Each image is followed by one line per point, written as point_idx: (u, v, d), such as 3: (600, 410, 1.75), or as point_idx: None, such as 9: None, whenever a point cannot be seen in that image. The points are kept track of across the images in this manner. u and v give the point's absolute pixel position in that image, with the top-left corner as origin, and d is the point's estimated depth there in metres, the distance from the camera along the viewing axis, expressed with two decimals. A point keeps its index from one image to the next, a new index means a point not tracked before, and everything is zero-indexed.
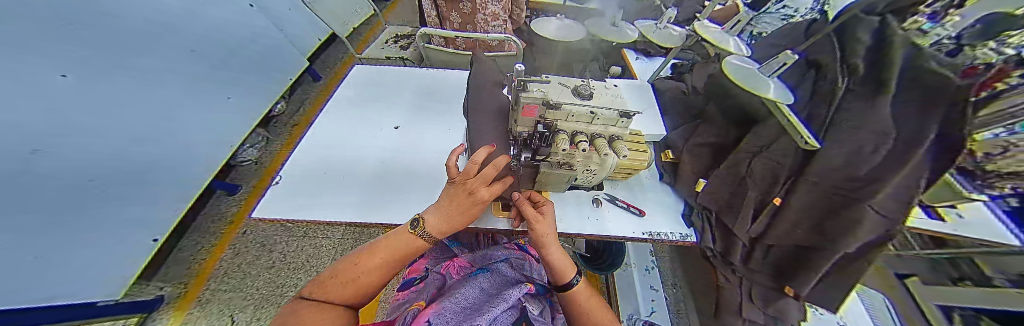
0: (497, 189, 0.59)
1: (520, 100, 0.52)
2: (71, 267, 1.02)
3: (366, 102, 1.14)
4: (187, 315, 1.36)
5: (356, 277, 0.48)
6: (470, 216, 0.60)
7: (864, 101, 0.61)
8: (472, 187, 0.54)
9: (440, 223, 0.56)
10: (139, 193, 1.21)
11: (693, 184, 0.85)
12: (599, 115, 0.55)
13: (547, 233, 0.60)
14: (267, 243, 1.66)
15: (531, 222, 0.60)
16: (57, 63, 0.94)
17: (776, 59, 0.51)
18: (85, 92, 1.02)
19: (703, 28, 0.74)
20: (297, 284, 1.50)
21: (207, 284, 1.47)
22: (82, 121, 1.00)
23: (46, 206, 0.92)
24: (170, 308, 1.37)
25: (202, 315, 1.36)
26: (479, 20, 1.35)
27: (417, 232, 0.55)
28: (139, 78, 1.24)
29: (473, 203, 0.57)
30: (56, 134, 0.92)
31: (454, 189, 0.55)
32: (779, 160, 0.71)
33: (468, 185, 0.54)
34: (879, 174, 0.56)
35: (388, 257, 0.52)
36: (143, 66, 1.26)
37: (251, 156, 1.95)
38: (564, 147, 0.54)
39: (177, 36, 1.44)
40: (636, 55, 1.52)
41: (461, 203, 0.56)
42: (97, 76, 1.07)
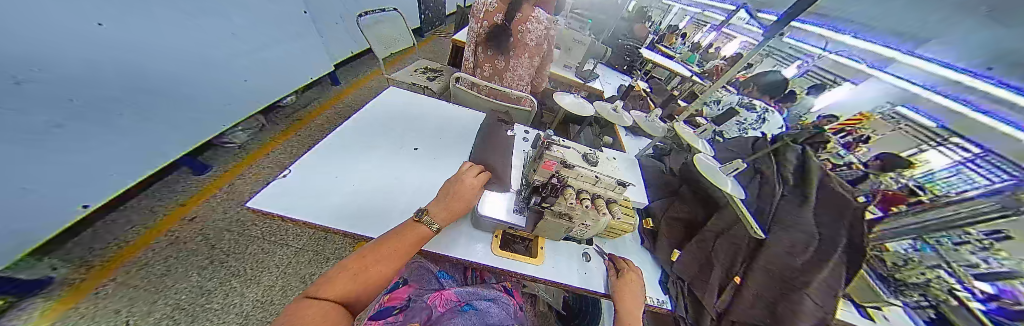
0: (482, 179, 0.78)
1: (543, 155, 0.65)
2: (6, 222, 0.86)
3: (392, 118, 1.20)
4: (63, 314, 0.97)
5: (367, 267, 0.51)
6: (467, 203, 0.72)
7: (794, 207, 0.84)
8: (467, 181, 0.74)
9: (442, 209, 0.67)
10: (102, 152, 1.08)
11: (669, 253, 0.95)
12: (602, 180, 0.68)
13: (634, 289, 0.76)
14: (214, 236, 1.34)
15: (625, 277, 0.80)
16: (99, 13, 0.96)
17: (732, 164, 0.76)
18: (111, 43, 1.02)
19: (680, 128, 0.99)
20: (230, 297, 1.16)
21: (113, 276, 1.11)
22: (92, 67, 0.97)
23: (22, 143, 0.83)
24: (48, 301, 0.99)
25: (79, 320, 0.97)
26: (507, 75, 1.62)
27: (422, 219, 0.62)
28: (178, 47, 1.27)
29: (470, 192, 0.73)
30: (62, 73, 0.88)
31: (450, 183, 0.73)
32: (736, 243, 0.86)
33: (466, 178, 0.74)
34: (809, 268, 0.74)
35: (394, 248, 0.56)
36: (184, 35, 1.29)
37: (237, 140, 1.81)
38: (571, 200, 0.65)
39: (233, 20, 1.52)
40: (627, 131, 1.81)
41: (457, 189, 0.72)
42: (132, 31, 1.08)
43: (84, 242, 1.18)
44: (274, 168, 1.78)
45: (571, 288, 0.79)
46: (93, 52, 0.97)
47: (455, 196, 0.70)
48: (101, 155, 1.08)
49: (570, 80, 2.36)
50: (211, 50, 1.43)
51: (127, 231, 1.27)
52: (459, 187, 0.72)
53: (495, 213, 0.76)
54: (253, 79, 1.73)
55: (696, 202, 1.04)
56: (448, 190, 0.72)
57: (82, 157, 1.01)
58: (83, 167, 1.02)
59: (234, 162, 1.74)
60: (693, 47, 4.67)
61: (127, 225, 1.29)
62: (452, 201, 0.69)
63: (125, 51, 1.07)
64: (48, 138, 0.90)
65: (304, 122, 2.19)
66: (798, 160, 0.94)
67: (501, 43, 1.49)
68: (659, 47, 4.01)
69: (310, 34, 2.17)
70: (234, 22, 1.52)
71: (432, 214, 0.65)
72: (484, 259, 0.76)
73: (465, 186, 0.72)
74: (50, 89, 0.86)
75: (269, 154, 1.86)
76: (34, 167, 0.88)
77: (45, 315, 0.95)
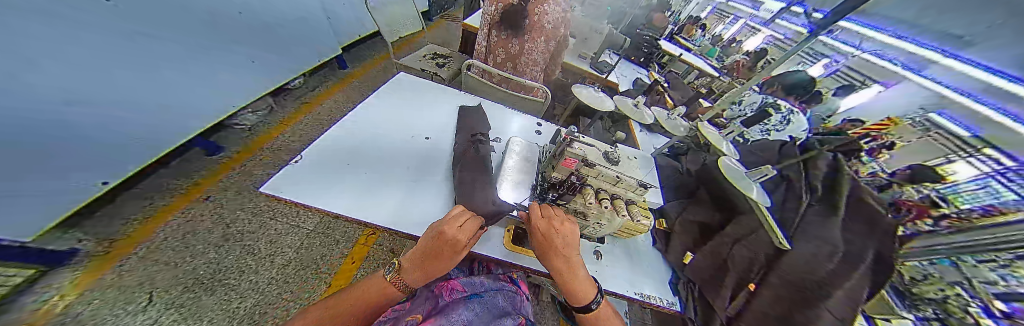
0: (472, 229, 0.57)
1: (564, 153, 0.63)
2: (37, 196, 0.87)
3: (402, 105, 1.17)
4: (92, 282, 1.03)
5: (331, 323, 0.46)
6: (447, 263, 0.55)
7: (820, 217, 0.81)
8: (452, 239, 0.53)
9: (415, 271, 0.54)
10: (127, 133, 1.07)
11: (681, 255, 0.92)
12: (623, 181, 0.66)
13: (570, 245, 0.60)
14: (228, 215, 1.38)
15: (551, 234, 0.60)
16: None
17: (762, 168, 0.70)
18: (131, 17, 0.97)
19: (704, 127, 0.95)
20: (245, 275, 1.20)
21: (136, 249, 1.16)
22: (116, 46, 0.94)
23: (68, 122, 0.86)
24: (77, 270, 1.04)
25: (107, 288, 1.03)
26: (521, 61, 1.56)
27: (393, 279, 0.54)
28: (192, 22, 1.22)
29: (451, 251, 0.54)
30: (99, 54, 0.90)
31: (429, 234, 0.55)
32: (754, 249, 0.84)
33: (447, 234, 0.52)
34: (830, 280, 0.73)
35: (359, 304, 0.51)
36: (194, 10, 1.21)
37: (247, 123, 1.86)
38: (591, 200, 0.63)
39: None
40: (641, 127, 1.75)
41: (433, 248, 0.53)
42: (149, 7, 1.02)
43: (115, 216, 1.24)
44: (285, 151, 1.80)
45: None
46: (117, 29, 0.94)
47: (432, 259, 0.53)
48: (127, 136, 1.07)
49: (583, 71, 2.27)
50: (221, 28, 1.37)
51: (148, 208, 1.31)
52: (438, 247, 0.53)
53: (508, 207, 0.74)
54: (261, 59, 1.68)
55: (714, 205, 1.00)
56: (422, 248, 0.53)
57: (112, 135, 1.02)
58: (111, 146, 1.03)
59: (247, 144, 1.76)
60: (712, 39, 4.42)
61: (147, 202, 1.33)
62: (427, 262, 0.54)
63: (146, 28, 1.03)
64: (85, 118, 0.93)
65: (311, 106, 2.17)
66: (829, 168, 0.90)
67: (516, 26, 1.44)
68: (677, 38, 3.79)
69: (319, 13, 2.11)
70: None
71: (403, 271, 0.55)
72: (495, 253, 0.76)
73: (445, 248, 0.52)
74: (88, 69, 0.87)
75: (279, 137, 1.87)
76: (70, 146, 0.91)
77: (75, 282, 1.01)
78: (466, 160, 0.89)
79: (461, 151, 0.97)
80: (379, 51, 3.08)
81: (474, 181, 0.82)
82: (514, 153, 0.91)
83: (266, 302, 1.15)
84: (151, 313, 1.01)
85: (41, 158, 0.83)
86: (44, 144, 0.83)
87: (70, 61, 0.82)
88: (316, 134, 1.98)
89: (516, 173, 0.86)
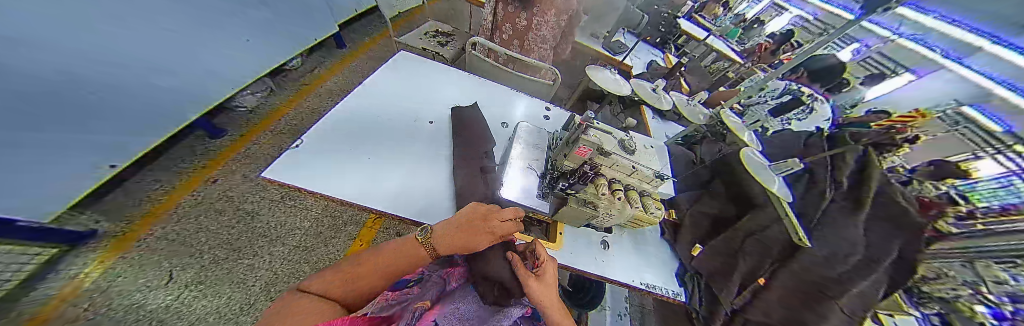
0: (513, 225, 0.54)
1: (578, 141, 0.58)
2: (48, 173, 0.89)
3: (404, 88, 1.12)
4: (116, 260, 1.07)
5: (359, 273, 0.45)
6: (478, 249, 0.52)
7: (844, 214, 0.77)
8: (490, 222, 0.51)
9: (449, 244, 0.50)
10: (121, 111, 1.05)
11: (691, 247, 0.91)
12: (639, 171, 0.62)
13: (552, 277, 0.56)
14: (237, 198, 1.39)
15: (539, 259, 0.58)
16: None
17: (791, 162, 0.65)
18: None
19: (728, 116, 0.89)
20: (258, 254, 1.24)
21: (152, 229, 1.19)
22: (102, 18, 0.90)
23: (55, 96, 0.82)
24: (100, 248, 1.08)
25: (131, 266, 1.07)
26: (528, 38, 1.45)
27: (423, 241, 0.51)
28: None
29: (487, 237, 0.51)
30: (86, 26, 0.85)
31: (471, 212, 0.53)
32: (768, 245, 0.81)
33: (489, 217, 0.51)
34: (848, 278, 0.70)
35: (382, 266, 0.47)
36: None
37: (248, 105, 1.81)
38: (603, 190, 0.60)
39: None
40: (653, 114, 1.67)
41: (473, 226, 0.51)
42: None
43: (128, 196, 1.26)
44: (287, 134, 1.77)
45: (586, 274, 0.77)
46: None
47: (463, 238, 0.50)
48: (123, 113, 1.06)
49: (594, 52, 2.13)
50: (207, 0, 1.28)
51: (158, 189, 1.33)
52: (473, 225, 0.51)
53: (515, 195, 0.71)
54: (255, 36, 1.60)
55: (730, 197, 0.96)
56: (462, 222, 0.51)
57: (104, 113, 0.99)
58: (106, 126, 1.01)
59: (250, 125, 1.74)
60: (734, 19, 4.09)
61: (156, 183, 1.34)
62: (460, 237, 0.50)
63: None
64: (81, 97, 0.90)
65: (312, 87, 2.12)
66: (858, 162, 0.85)
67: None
68: (697, 17, 3.51)
69: None
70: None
71: (434, 237, 0.51)
72: None
73: (483, 226, 0.50)
74: (74, 40, 0.82)
75: (282, 119, 1.84)
76: (67, 125, 0.89)
77: (100, 260, 1.05)
78: (472, 151, 0.90)
79: (465, 138, 0.95)
80: (378, 28, 2.93)
81: (481, 171, 0.84)
82: (521, 139, 0.87)
83: (280, 281, 1.19)
84: (172, 289, 1.06)
85: (37, 137, 0.82)
86: (40, 123, 0.81)
87: (60, 34, 0.78)
88: (317, 116, 1.94)
89: (524, 159, 0.82)
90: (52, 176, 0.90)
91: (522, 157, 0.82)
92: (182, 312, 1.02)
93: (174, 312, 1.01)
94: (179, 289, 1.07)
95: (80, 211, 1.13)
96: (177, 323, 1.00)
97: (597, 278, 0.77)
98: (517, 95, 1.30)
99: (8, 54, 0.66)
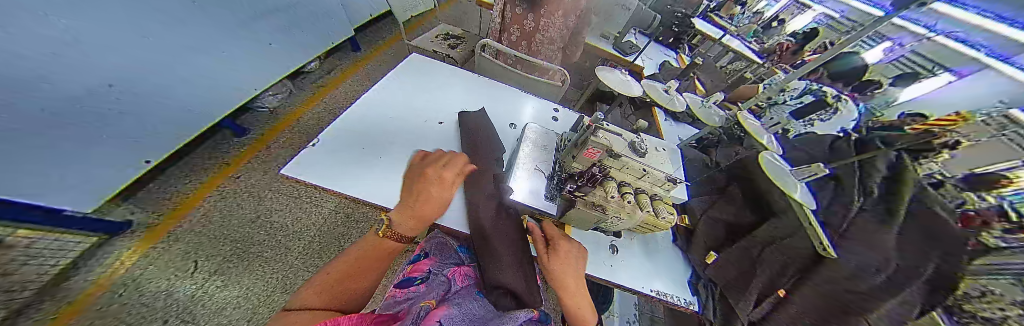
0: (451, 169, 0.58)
1: (587, 143, 0.58)
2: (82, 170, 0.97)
3: (415, 89, 1.15)
4: (150, 249, 1.15)
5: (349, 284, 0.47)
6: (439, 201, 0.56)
7: (874, 223, 0.72)
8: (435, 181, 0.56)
9: (408, 217, 0.52)
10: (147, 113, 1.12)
11: (704, 255, 0.87)
12: (650, 174, 0.61)
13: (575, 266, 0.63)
14: (258, 193, 1.46)
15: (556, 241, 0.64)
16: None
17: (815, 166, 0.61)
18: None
19: (745, 117, 0.86)
20: (274, 248, 1.29)
21: (181, 221, 1.27)
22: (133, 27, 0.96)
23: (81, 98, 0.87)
24: (135, 238, 1.16)
25: (162, 255, 1.15)
26: (538, 39, 1.46)
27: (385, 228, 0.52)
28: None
29: (436, 188, 0.55)
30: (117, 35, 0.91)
31: (416, 180, 0.56)
32: (789, 254, 0.76)
33: (428, 173, 0.55)
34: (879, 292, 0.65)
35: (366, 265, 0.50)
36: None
37: (269, 104, 1.86)
38: (613, 193, 0.59)
39: None
40: (665, 116, 1.63)
41: (422, 189, 0.54)
42: None
43: (161, 190, 1.36)
44: (304, 134, 1.84)
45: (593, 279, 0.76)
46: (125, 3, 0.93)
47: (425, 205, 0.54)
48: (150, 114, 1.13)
49: (604, 54, 2.11)
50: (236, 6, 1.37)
51: (187, 184, 1.41)
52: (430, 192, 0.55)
53: (524, 197, 0.71)
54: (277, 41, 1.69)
55: (747, 203, 0.92)
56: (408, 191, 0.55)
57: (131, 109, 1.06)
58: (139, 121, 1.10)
59: (271, 125, 1.83)
60: (753, 17, 3.93)
61: (185, 178, 1.43)
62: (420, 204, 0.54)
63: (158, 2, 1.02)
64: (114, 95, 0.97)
65: (328, 89, 2.20)
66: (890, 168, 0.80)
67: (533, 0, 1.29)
68: (712, 17, 3.41)
69: None
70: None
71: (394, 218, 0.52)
72: None
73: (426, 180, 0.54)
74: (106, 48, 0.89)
75: (300, 119, 1.92)
76: (97, 120, 0.95)
77: (135, 249, 1.14)
78: (482, 152, 0.91)
79: (474, 138, 0.96)
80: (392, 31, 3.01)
81: (489, 172, 0.85)
82: (530, 140, 0.86)
83: (295, 275, 1.24)
84: (197, 279, 1.12)
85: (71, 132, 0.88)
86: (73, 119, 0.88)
87: (94, 37, 0.84)
88: (332, 118, 2.01)
89: (533, 160, 0.82)
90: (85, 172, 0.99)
91: (531, 158, 0.81)
92: (205, 301, 1.08)
93: (199, 301, 1.07)
94: (203, 278, 1.13)
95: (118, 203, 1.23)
96: (200, 312, 1.05)
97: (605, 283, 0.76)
98: (527, 96, 1.30)
99: (35, 54, 0.70)
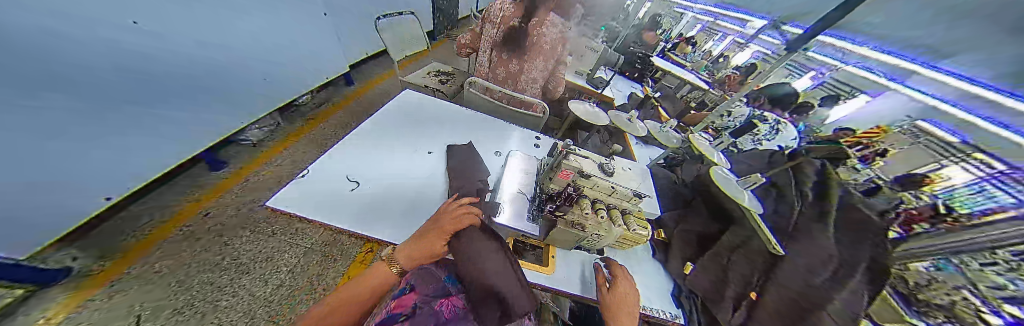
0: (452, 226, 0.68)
1: (561, 164, 0.66)
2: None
3: (408, 121, 1.23)
4: (85, 302, 1.02)
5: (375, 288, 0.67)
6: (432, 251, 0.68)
7: (814, 223, 0.82)
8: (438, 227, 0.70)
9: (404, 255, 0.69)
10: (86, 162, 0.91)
11: (682, 266, 0.93)
12: (619, 191, 0.69)
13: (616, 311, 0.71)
14: (227, 233, 1.37)
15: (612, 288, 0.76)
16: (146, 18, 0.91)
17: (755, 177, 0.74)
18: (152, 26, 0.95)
19: (697, 140, 1.01)
20: (237, 294, 1.18)
21: (131, 268, 1.15)
22: (107, 74, 0.86)
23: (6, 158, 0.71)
24: (70, 289, 1.03)
25: (100, 309, 1.01)
26: (520, 78, 1.64)
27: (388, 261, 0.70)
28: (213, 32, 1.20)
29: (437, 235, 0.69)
30: (86, 84, 0.81)
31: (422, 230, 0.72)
32: (753, 258, 0.85)
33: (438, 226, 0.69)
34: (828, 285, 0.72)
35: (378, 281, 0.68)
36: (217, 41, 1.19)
37: (254, 137, 1.87)
38: (587, 209, 0.67)
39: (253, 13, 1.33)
40: (637, 139, 1.83)
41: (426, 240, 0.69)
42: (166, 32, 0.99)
43: (115, 232, 1.24)
44: (286, 168, 1.81)
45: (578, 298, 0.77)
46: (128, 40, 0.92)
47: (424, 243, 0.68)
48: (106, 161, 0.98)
49: (580, 86, 2.36)
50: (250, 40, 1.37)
51: (144, 224, 1.30)
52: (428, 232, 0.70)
53: (508, 218, 0.76)
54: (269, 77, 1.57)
55: (711, 215, 1.03)
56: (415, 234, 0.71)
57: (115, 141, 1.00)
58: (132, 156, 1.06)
59: (251, 159, 1.78)
60: (703, 55, 4.63)
61: (145, 218, 1.33)
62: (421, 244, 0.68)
63: (147, 40, 0.94)
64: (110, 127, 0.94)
65: (316, 123, 2.22)
66: (818, 174, 0.93)
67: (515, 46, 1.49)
68: (668, 54, 3.98)
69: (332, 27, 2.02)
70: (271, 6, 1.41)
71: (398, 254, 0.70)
72: None
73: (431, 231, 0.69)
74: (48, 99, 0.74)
75: (283, 153, 1.90)
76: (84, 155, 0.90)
77: (65, 303, 0.99)
78: (469, 178, 0.97)
79: (461, 167, 1.03)
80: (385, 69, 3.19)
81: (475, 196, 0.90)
82: (514, 166, 0.94)
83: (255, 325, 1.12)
84: None
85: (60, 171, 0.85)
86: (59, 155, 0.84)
87: (69, 82, 0.76)
88: (318, 151, 2.01)
89: (516, 184, 0.88)
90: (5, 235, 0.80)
91: (515, 181, 0.89)
92: None
93: None
94: None
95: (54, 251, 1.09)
96: None
97: (590, 301, 0.77)
98: (512, 126, 1.43)
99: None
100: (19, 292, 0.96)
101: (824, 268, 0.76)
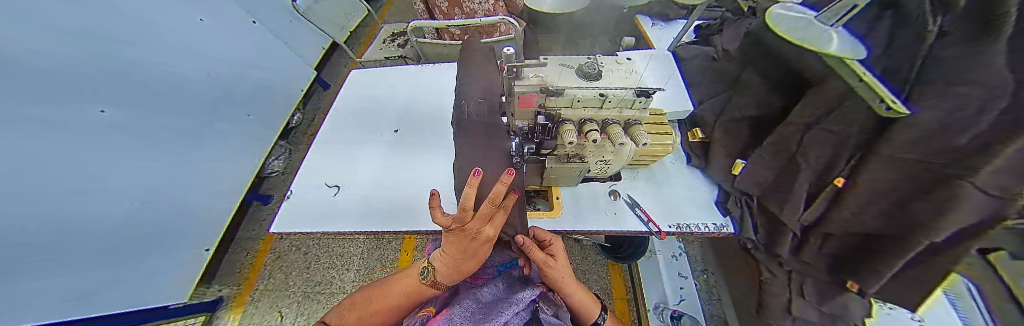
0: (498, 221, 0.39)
1: (515, 90, 0.46)
2: (125, 279, 1.05)
3: (365, 104, 1.09)
4: (244, 313, 1.38)
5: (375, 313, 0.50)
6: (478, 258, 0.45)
7: (965, 40, 0.45)
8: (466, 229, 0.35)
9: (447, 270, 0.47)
10: (112, 205, 0.98)
11: (729, 166, 0.81)
12: (611, 97, 0.48)
13: (564, 276, 0.54)
14: (301, 245, 1.59)
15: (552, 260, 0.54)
16: (94, 98, 0.93)
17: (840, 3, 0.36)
18: (83, 91, 0.90)
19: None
20: (332, 283, 1.44)
21: (256, 285, 1.46)
22: (64, 113, 0.84)
23: (34, 197, 0.77)
24: (228, 308, 1.39)
25: (255, 313, 1.37)
26: (463, 2, 1.44)
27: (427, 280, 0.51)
28: (137, 84, 1.07)
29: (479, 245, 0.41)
30: (58, 138, 0.83)
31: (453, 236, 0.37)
32: (839, 131, 0.59)
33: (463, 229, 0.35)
34: (984, 142, 0.40)
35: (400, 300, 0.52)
36: (160, 38, 1.18)
37: (278, 168, 1.73)
38: (572, 138, 0.47)
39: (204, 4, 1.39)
40: (652, 21, 1.41)
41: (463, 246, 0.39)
42: (109, 53, 1.00)
43: (225, 270, 1.50)
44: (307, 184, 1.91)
45: (600, 234, 0.74)
46: (52, 103, 0.82)
47: (457, 253, 0.41)
48: (73, 225, 0.88)
49: None
50: (179, 76, 1.23)
51: (244, 257, 1.55)
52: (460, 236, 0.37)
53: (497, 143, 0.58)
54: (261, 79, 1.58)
55: (769, 89, 0.80)
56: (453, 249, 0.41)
57: (114, 208, 0.98)
58: (173, 214, 1.17)
59: None
60: None
61: (242, 251, 1.57)
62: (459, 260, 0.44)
63: (74, 40, 0.90)
64: (119, 190, 1.00)
65: None
66: None
67: None
68: None
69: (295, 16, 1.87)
70: (217, 39, 1.40)
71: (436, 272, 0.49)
72: None
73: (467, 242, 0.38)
74: (37, 147, 0.78)
75: None
76: (73, 230, 0.88)
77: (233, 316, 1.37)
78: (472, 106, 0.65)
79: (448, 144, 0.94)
80: (360, 41, 2.40)
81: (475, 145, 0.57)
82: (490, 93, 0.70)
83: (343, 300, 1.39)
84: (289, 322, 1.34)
85: (48, 254, 0.83)
86: (57, 240, 0.85)
87: (44, 116, 0.80)
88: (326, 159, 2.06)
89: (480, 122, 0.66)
90: (135, 281, 1.08)
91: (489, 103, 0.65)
92: None
93: None
94: (293, 321, 1.35)
95: (206, 285, 1.44)
96: None
97: (612, 234, 0.73)
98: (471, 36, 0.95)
99: (28, 154, 0.76)
100: (201, 319, 1.34)
101: (987, 109, 0.40)
